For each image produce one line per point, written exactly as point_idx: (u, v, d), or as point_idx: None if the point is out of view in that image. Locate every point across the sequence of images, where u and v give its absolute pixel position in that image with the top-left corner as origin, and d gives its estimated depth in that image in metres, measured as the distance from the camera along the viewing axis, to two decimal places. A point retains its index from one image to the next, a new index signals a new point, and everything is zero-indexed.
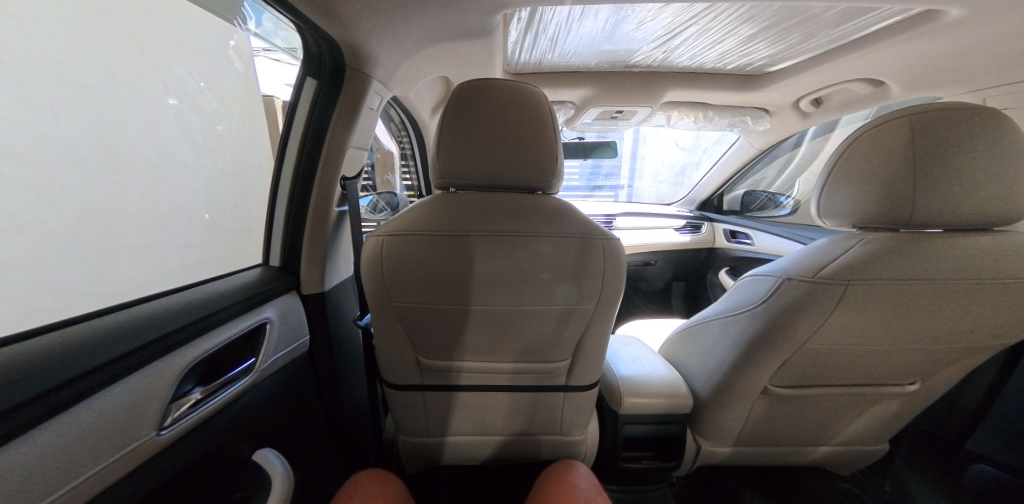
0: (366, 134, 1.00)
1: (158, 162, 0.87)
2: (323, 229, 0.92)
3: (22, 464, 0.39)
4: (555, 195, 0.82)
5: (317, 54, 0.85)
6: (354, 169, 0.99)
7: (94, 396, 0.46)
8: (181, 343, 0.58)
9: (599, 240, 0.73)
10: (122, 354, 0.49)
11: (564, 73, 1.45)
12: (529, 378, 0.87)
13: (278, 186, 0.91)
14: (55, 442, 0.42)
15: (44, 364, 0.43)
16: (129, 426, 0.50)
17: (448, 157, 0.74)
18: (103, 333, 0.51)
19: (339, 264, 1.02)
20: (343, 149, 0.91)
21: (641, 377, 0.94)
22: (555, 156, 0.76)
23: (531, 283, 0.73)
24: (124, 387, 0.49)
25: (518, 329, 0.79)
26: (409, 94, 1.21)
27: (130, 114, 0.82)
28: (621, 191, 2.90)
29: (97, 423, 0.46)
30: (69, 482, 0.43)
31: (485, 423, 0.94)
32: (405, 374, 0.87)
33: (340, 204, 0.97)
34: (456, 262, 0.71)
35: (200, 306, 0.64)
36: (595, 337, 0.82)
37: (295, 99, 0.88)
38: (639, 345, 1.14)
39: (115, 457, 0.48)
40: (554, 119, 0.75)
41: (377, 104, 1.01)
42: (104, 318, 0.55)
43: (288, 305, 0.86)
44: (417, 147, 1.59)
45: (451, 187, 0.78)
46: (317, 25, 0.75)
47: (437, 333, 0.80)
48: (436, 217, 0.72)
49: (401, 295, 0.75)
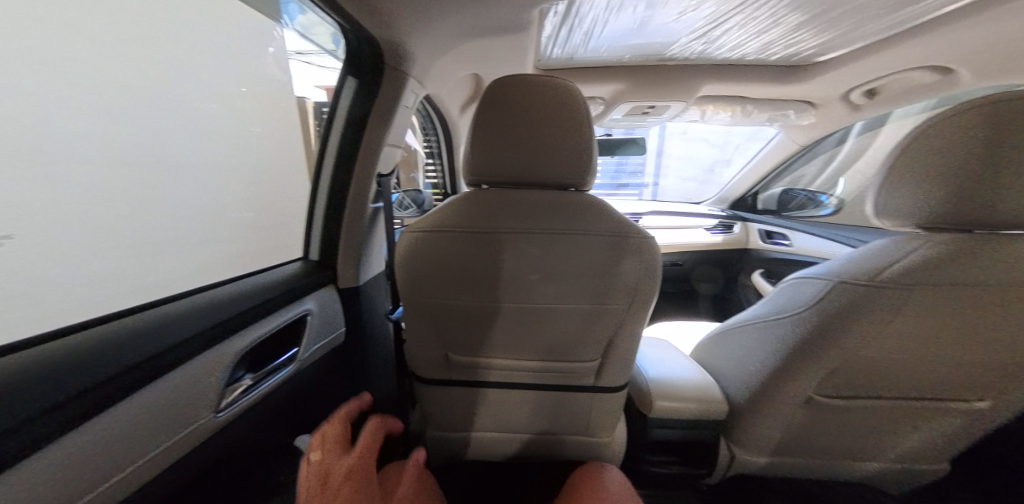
0: (402, 132, 1.02)
1: (158, 163, 0.74)
2: (358, 223, 0.96)
3: (116, 439, 0.43)
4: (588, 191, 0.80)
5: (356, 54, 0.87)
6: (388, 167, 1.02)
7: (161, 380, 0.50)
8: (233, 331, 0.62)
9: (634, 239, 0.71)
10: (185, 339, 0.54)
11: (596, 68, 1.43)
12: (559, 377, 0.86)
13: (318, 184, 0.95)
14: (140, 412, 0.46)
15: (125, 344, 0.48)
16: (190, 406, 0.53)
17: (482, 154, 0.75)
18: (166, 320, 0.55)
19: (372, 259, 1.05)
20: (379, 147, 0.94)
21: (669, 380, 0.92)
22: (590, 153, 0.75)
23: (560, 280, 0.72)
24: (187, 368, 0.54)
25: (545, 328, 0.78)
26: (440, 92, 1.23)
27: (132, 113, 0.68)
28: (646, 190, 2.85)
29: (169, 399, 0.50)
30: (153, 448, 0.47)
31: (509, 420, 0.94)
32: (433, 368, 0.89)
33: (375, 201, 1.00)
34: (484, 260, 0.72)
35: (249, 297, 0.69)
36: (628, 337, 0.80)
37: (336, 94, 0.92)
38: (666, 348, 1.10)
39: (181, 434, 0.52)
40: (588, 114, 0.73)
41: (412, 102, 1.03)
42: (164, 308, 0.59)
43: (327, 297, 0.90)
44: (445, 146, 1.62)
45: (483, 184, 0.78)
46: (361, 24, 0.77)
47: (465, 330, 0.81)
48: (467, 213, 0.72)
49: (431, 291, 0.76)
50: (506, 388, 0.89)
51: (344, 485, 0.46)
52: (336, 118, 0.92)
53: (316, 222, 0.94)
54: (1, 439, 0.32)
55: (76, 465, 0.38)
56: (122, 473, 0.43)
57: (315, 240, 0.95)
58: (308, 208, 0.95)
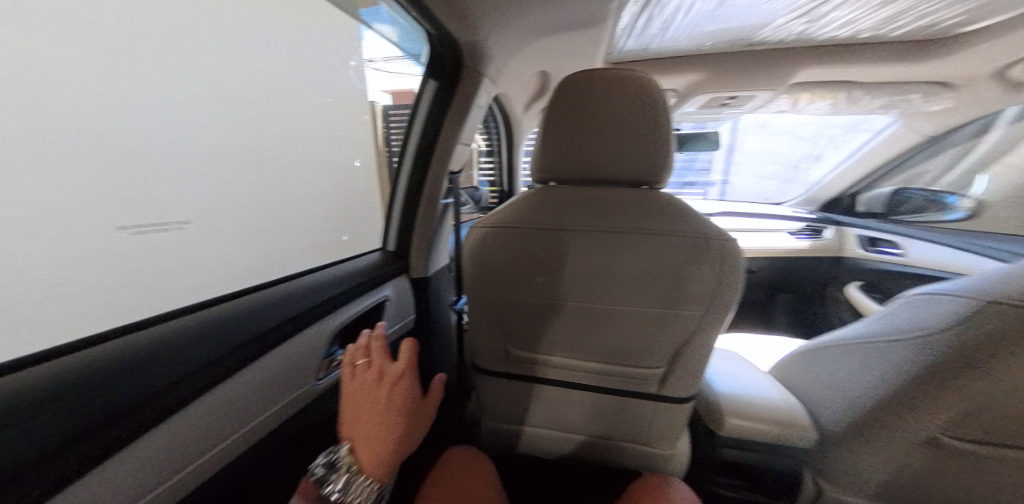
0: (474, 130, 1.06)
1: (168, 184, 0.50)
2: (431, 216, 1.03)
3: (246, 396, 0.52)
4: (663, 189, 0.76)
5: (439, 57, 0.92)
6: (459, 164, 1.07)
7: (280, 349, 0.59)
8: (329, 311, 0.71)
9: (714, 240, 0.66)
10: (297, 314, 0.62)
11: (673, 58, 1.35)
12: (621, 382, 0.83)
13: (397, 180, 1.02)
14: (259, 377, 0.54)
15: (254, 314, 0.57)
16: (295, 373, 0.62)
17: (552, 151, 0.75)
18: (284, 295, 0.65)
19: (440, 252, 1.12)
20: (453, 145, 1.00)
21: (744, 397, 0.84)
22: (666, 151, 0.71)
23: (627, 282, 0.70)
24: (297, 340, 0.62)
25: (608, 330, 0.76)
26: (510, 90, 1.26)
27: (130, 119, 0.44)
28: (711, 188, 2.58)
29: (281, 366, 0.59)
30: (265, 409, 0.56)
31: (565, 420, 0.94)
32: (493, 360, 0.92)
33: (446, 197, 1.06)
34: (550, 256, 0.72)
35: (343, 281, 0.77)
36: (701, 347, 0.74)
37: (419, 96, 0.98)
38: (741, 363, 1.00)
39: (286, 398, 0.60)
40: (667, 108, 0.70)
41: (485, 101, 1.07)
42: (288, 281, 0.70)
43: (403, 285, 0.98)
44: (506, 145, 1.67)
45: (551, 181, 0.79)
46: (447, 28, 0.82)
47: (526, 325, 0.82)
48: (536, 210, 0.73)
49: (496, 284, 0.78)
50: (565, 387, 0.89)
51: (395, 389, 0.45)
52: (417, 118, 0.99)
53: (394, 216, 1.02)
54: (155, 400, 0.39)
55: (218, 414, 0.47)
56: (251, 425, 0.53)
57: (393, 232, 1.03)
58: (385, 203, 1.03)
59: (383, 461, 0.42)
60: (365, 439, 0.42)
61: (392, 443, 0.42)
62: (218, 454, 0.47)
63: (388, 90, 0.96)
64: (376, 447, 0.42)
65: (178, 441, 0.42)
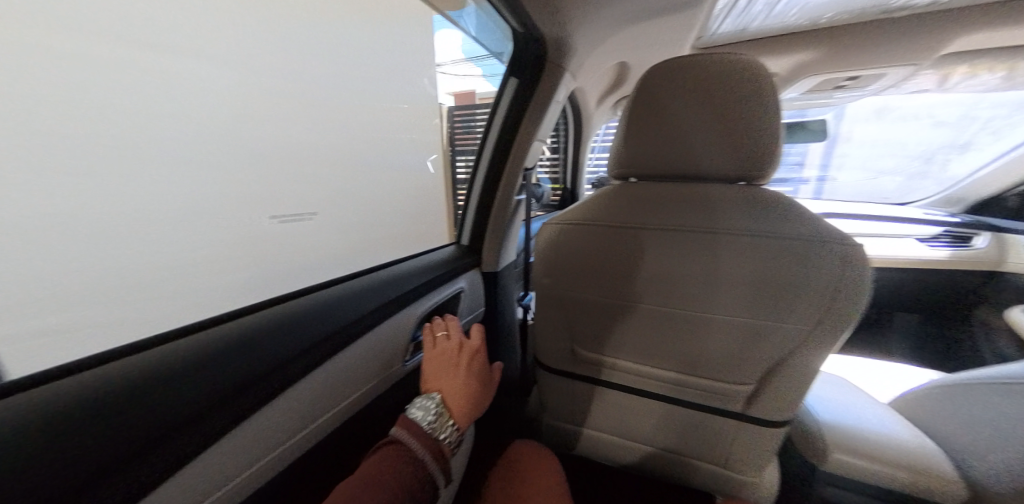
0: (551, 126, 1.05)
1: (205, 187, 0.51)
2: (504, 212, 1.06)
3: (344, 373, 0.59)
4: (762, 185, 0.68)
5: (521, 54, 0.93)
6: (533, 161, 1.08)
7: (372, 333, 0.66)
8: (412, 300, 0.77)
9: (827, 245, 0.57)
10: (385, 302, 0.69)
11: (778, 37, 1.20)
12: (699, 397, 0.77)
13: (473, 177, 1.07)
14: (352, 360, 0.61)
15: (350, 300, 0.64)
16: (382, 356, 0.68)
17: (634, 146, 0.72)
18: (376, 283, 0.72)
19: (510, 248, 1.14)
20: (530, 141, 1.01)
21: (861, 433, 0.71)
22: (772, 145, 0.63)
23: (713, 288, 0.65)
24: (383, 327, 0.69)
25: (687, 339, 0.71)
26: (587, 83, 1.23)
27: (157, 127, 0.45)
28: (803, 187, 2.15)
29: (371, 349, 0.65)
30: (355, 389, 0.62)
31: (632, 428, 0.89)
32: (559, 359, 0.91)
33: (518, 194, 1.08)
34: (628, 256, 0.70)
35: (423, 273, 0.83)
36: (803, 367, 0.65)
37: (499, 94, 1.00)
38: (854, 392, 0.85)
39: (372, 379, 0.67)
40: (775, 94, 0.62)
41: (563, 97, 1.06)
42: (378, 270, 0.78)
43: (475, 278, 1.03)
44: (572, 141, 1.80)
45: (631, 177, 0.76)
46: (533, 23, 0.82)
47: (596, 326, 0.80)
48: (614, 207, 0.72)
49: (567, 282, 0.78)
50: (635, 395, 0.85)
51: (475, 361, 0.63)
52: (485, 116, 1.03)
53: (468, 212, 1.07)
54: (269, 378, 0.46)
55: (323, 386, 0.55)
56: (347, 398, 0.61)
57: (465, 227, 1.07)
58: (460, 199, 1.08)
59: (467, 408, 0.57)
60: (454, 391, 0.58)
61: (473, 398, 0.59)
62: (320, 422, 0.55)
63: (451, 93, 1.02)
64: (463, 397, 0.58)
65: (293, 408, 0.50)
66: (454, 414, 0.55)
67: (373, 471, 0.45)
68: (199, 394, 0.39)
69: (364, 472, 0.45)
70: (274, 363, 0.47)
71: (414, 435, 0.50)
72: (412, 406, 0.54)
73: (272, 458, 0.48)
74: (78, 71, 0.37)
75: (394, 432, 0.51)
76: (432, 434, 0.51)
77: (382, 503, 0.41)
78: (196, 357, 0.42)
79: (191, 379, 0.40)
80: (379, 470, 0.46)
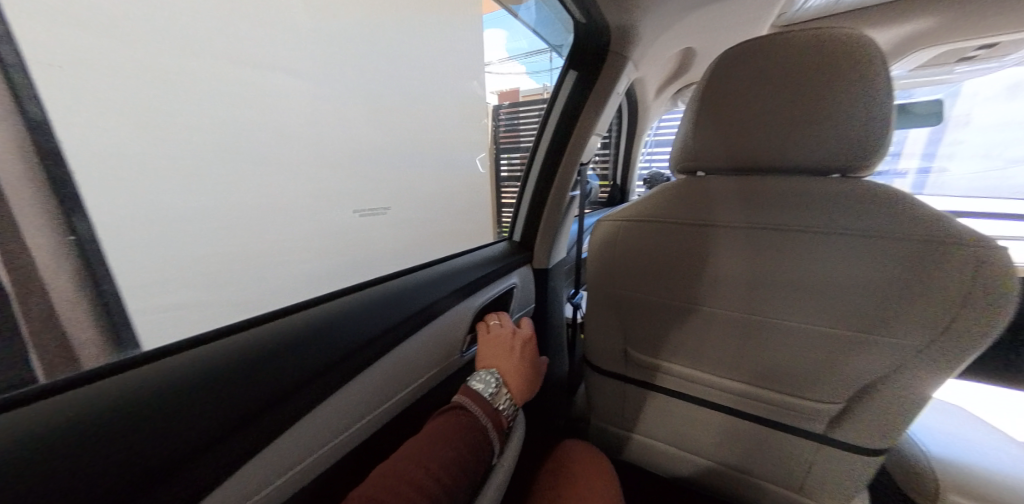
0: (609, 120, 1.02)
1: (284, 187, 0.57)
2: (557, 208, 1.05)
3: (406, 362, 0.63)
4: (862, 177, 0.60)
5: (582, 45, 0.93)
6: (589, 156, 1.06)
7: (431, 325, 0.69)
8: (468, 294, 0.80)
9: (944, 247, 0.49)
10: (443, 296, 0.72)
11: (879, 8, 1.05)
12: (771, 412, 0.70)
13: (528, 172, 1.07)
14: (412, 350, 0.65)
15: (411, 291, 0.68)
16: (439, 346, 0.72)
17: (706, 135, 0.66)
18: (436, 276, 0.76)
19: (562, 244, 1.14)
20: (587, 134, 0.99)
21: (985, 473, 0.60)
22: (879, 133, 0.55)
23: (796, 290, 0.59)
24: (440, 320, 0.72)
25: (760, 347, 0.65)
26: (648, 72, 1.18)
27: (250, 135, 0.52)
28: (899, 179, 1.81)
29: (430, 339, 0.69)
30: (414, 378, 0.66)
31: (689, 439, 0.84)
32: (610, 361, 0.88)
33: (572, 189, 1.07)
34: (694, 254, 0.66)
35: (477, 268, 0.86)
36: (906, 387, 0.56)
37: (555, 90, 1.00)
38: (977, 427, 0.72)
39: (429, 370, 0.70)
40: (885, 70, 0.53)
41: (624, 88, 1.02)
42: (438, 264, 0.82)
43: (527, 274, 1.04)
44: (624, 136, 1.77)
45: (699, 170, 0.70)
46: (596, 10, 0.81)
47: (653, 329, 0.77)
48: (679, 203, 0.68)
49: (624, 281, 0.76)
50: (692, 404, 0.79)
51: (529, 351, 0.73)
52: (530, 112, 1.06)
53: (521, 208, 1.07)
54: (336, 369, 0.49)
55: (388, 373, 0.59)
56: (410, 385, 0.65)
57: (517, 223, 1.09)
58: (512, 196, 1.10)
59: (522, 388, 0.66)
60: (512, 372, 0.67)
61: (527, 381, 0.68)
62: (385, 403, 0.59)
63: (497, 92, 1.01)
64: (520, 378, 0.67)
65: (363, 393, 0.55)
66: (512, 391, 0.64)
67: (446, 430, 0.52)
68: (284, 378, 0.43)
69: (438, 431, 0.53)
70: (345, 351, 0.51)
71: (479, 404, 0.58)
72: (478, 380, 0.62)
73: (347, 435, 0.52)
74: (187, 89, 0.43)
75: (457, 399, 0.58)
76: (494, 407, 0.59)
77: (447, 452, 0.49)
78: (285, 338, 0.47)
79: (278, 361, 0.44)
80: (451, 429, 0.53)
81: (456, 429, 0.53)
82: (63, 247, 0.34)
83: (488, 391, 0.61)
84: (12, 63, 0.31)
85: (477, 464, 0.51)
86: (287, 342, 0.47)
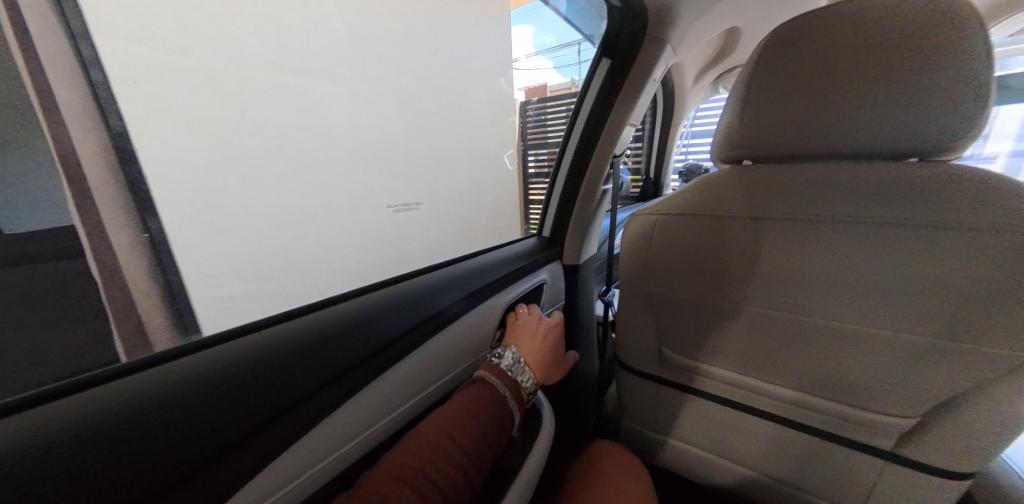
0: (645, 111, 0.97)
1: (331, 185, 0.58)
2: (588, 204, 1.03)
3: (432, 359, 0.63)
4: (941, 160, 0.53)
5: (615, 31, 0.88)
6: (622, 147, 1.02)
7: (458, 322, 0.69)
8: (496, 290, 0.79)
9: None
10: (471, 292, 0.72)
11: None
12: (823, 422, 0.65)
13: (557, 166, 1.05)
14: (442, 346, 0.65)
15: (441, 287, 0.68)
16: (468, 342, 0.72)
17: (754, 121, 0.61)
18: (462, 273, 0.75)
19: (592, 239, 1.11)
20: (620, 125, 0.95)
21: None
22: (966, 112, 0.48)
23: (859, 288, 0.54)
24: (468, 317, 0.71)
25: (815, 349, 0.61)
26: (688, 54, 1.11)
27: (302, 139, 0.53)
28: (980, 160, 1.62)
29: (459, 335, 0.69)
30: (444, 374, 0.66)
31: (730, 447, 0.79)
32: (643, 362, 0.85)
33: (604, 183, 1.03)
34: (740, 249, 0.63)
35: (506, 264, 0.85)
36: (990, 400, 0.50)
37: (588, 80, 0.96)
38: None
39: (458, 366, 0.70)
40: (976, 37, 0.46)
41: (660, 74, 0.97)
42: (465, 260, 0.81)
43: (556, 271, 1.03)
44: (658, 126, 1.69)
45: (745, 159, 0.65)
46: None
47: (691, 329, 0.74)
48: (722, 195, 0.65)
49: (660, 279, 0.73)
50: (735, 410, 0.75)
51: (553, 335, 0.75)
52: (558, 107, 1.04)
53: (551, 204, 1.06)
54: (365, 365, 0.49)
55: (419, 369, 0.60)
56: (436, 383, 0.64)
57: (546, 219, 1.08)
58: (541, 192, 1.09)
59: (543, 369, 0.69)
60: (535, 352, 0.70)
61: (547, 364, 0.70)
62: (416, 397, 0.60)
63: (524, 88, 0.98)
64: (541, 359, 0.70)
65: (387, 391, 0.54)
66: (533, 370, 0.67)
67: (466, 400, 0.54)
68: (304, 378, 0.43)
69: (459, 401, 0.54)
70: (367, 349, 0.50)
71: (499, 378, 0.59)
72: (502, 354, 0.65)
73: (372, 433, 0.52)
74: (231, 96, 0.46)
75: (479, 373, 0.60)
76: (514, 381, 0.61)
77: (469, 433, 0.49)
78: (306, 334, 0.47)
79: (301, 359, 0.44)
80: (471, 400, 0.54)
81: (476, 399, 0.54)
82: (138, 244, 0.39)
83: (510, 367, 0.63)
84: (100, 83, 0.36)
85: (497, 434, 0.53)
86: (308, 338, 0.47)
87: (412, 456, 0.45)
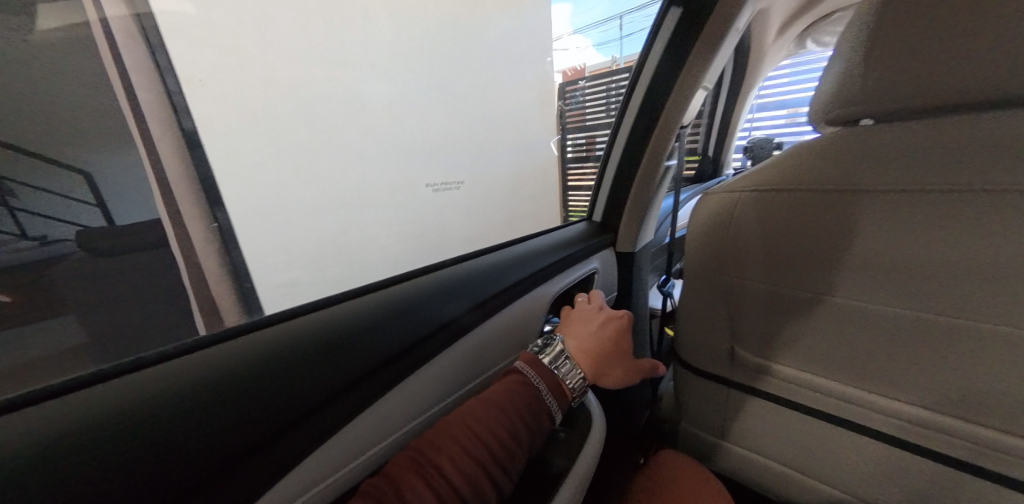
0: (720, 70, 0.83)
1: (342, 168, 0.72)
2: (647, 186, 0.91)
3: (470, 356, 0.58)
4: None
5: None
6: (692, 115, 0.88)
7: (492, 320, 0.63)
8: (541, 281, 0.74)
9: None
10: (513, 283, 0.68)
11: None
12: (950, 448, 0.54)
13: (613, 143, 0.94)
14: (483, 339, 0.61)
15: (482, 278, 0.64)
16: (513, 337, 0.68)
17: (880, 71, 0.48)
18: (499, 264, 0.70)
19: (650, 224, 1.00)
20: (689, 92, 0.80)
21: None
22: None
23: (971, 279, 0.46)
24: (511, 308, 0.67)
25: (926, 359, 0.52)
26: None
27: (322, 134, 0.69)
28: None
29: (502, 328, 0.65)
30: (486, 370, 0.62)
31: (812, 465, 0.70)
32: (710, 359, 0.78)
33: (668, 158, 0.91)
34: (834, 236, 0.55)
35: (552, 252, 0.79)
36: None
37: (650, 38, 0.82)
38: None
39: (502, 363, 0.66)
40: None
41: (744, 20, 0.81)
42: (501, 249, 0.76)
43: (609, 259, 0.95)
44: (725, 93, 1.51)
45: (863, 119, 0.53)
46: None
47: (769, 326, 0.66)
48: (814, 171, 0.56)
49: (733, 269, 0.67)
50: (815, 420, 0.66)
51: (609, 323, 0.64)
52: (596, 90, 1.01)
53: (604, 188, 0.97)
54: (398, 360, 0.47)
55: (458, 364, 0.56)
56: (470, 385, 0.59)
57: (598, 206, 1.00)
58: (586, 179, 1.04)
59: (592, 362, 0.59)
60: (579, 340, 0.62)
61: (597, 360, 0.60)
62: (458, 395, 0.56)
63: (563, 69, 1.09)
64: (589, 348, 0.60)
65: (415, 398, 0.49)
66: (579, 363, 0.59)
67: (497, 393, 0.49)
68: (323, 385, 0.39)
69: (490, 394, 0.50)
70: (394, 353, 0.46)
71: (535, 369, 0.54)
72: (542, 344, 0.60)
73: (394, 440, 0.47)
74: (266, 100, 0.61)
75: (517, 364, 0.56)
76: (554, 374, 0.56)
77: (493, 424, 0.45)
78: (332, 333, 0.44)
79: (324, 362, 0.41)
80: (502, 393, 0.50)
81: (510, 394, 0.49)
82: (209, 233, 0.52)
83: (548, 357, 0.58)
84: (174, 90, 0.50)
85: (529, 434, 0.48)
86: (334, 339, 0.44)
87: (434, 452, 0.42)
